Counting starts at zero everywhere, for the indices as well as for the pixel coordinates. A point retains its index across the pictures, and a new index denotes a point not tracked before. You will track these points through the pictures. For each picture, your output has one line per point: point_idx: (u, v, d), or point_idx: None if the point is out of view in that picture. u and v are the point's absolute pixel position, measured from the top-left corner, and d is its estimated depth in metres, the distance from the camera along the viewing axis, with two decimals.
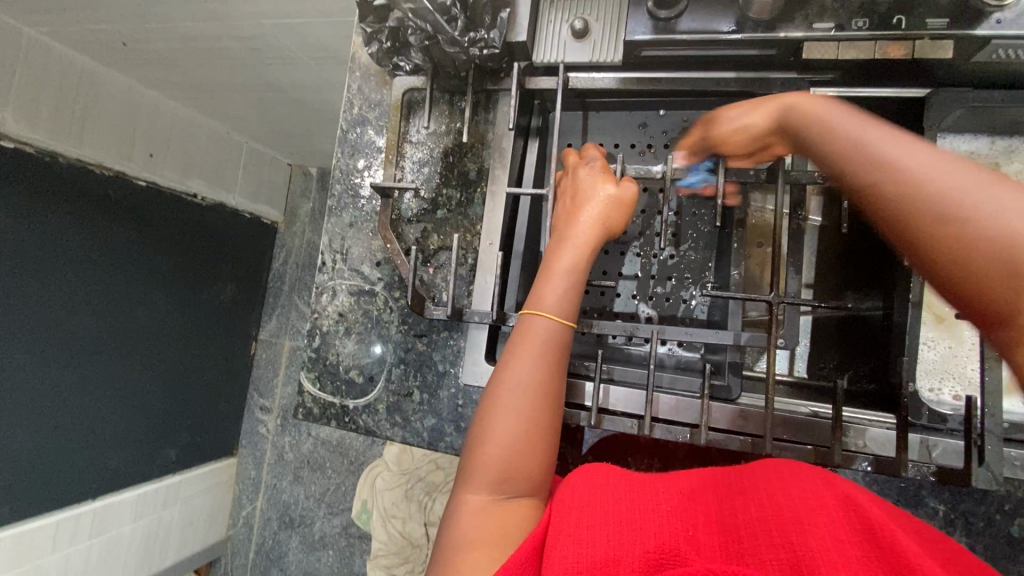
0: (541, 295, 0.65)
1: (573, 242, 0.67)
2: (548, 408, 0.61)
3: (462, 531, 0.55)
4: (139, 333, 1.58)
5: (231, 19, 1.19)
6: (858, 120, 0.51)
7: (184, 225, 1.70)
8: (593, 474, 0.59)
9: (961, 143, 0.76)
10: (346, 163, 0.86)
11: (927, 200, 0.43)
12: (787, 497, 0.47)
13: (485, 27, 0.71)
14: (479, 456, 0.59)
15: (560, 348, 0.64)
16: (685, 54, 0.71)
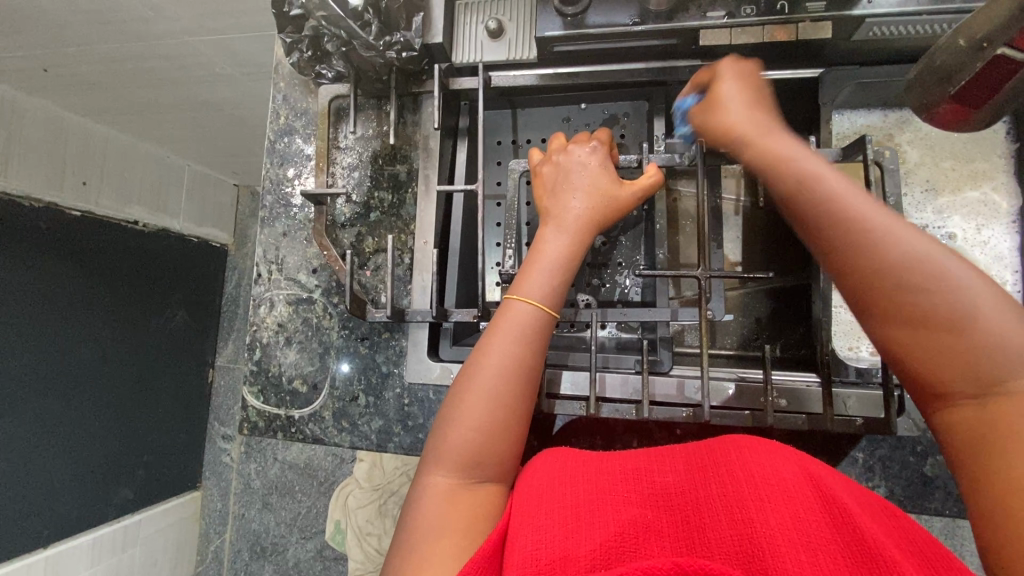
0: (527, 282, 0.66)
1: (564, 227, 0.67)
2: (524, 397, 0.62)
3: (427, 514, 0.55)
4: (82, 368, 1.51)
5: (156, 38, 1.17)
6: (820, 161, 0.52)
7: (125, 252, 1.64)
8: (556, 462, 0.60)
9: (858, 117, 0.82)
10: (276, 173, 0.85)
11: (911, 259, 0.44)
12: (748, 473, 0.48)
13: (402, 31, 0.73)
14: (451, 437, 0.59)
15: (539, 334, 0.64)
16: (594, 48, 0.74)
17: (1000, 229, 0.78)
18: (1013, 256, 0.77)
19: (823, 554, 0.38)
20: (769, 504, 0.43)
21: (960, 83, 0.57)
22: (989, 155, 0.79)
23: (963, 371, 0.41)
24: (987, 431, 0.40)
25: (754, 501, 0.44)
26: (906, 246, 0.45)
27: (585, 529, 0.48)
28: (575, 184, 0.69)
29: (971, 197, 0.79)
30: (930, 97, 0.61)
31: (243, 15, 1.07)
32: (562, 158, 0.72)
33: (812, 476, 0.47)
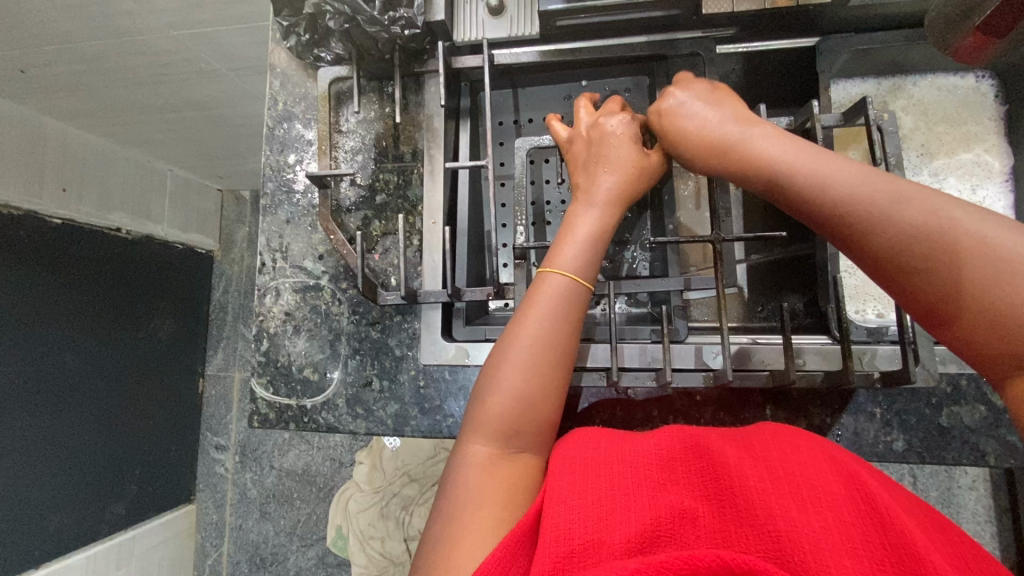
0: (560, 255, 0.65)
1: (594, 201, 0.67)
2: (562, 371, 0.62)
3: (466, 483, 0.55)
4: (65, 381, 1.45)
5: (140, 34, 1.14)
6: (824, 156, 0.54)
7: (109, 260, 1.59)
8: (590, 440, 0.59)
9: (853, 87, 0.84)
10: (276, 160, 0.84)
11: (929, 229, 0.48)
12: (793, 466, 0.47)
13: (405, 7, 0.72)
14: (490, 406, 0.59)
15: (575, 306, 0.63)
16: (597, 21, 0.74)
17: (994, 188, 0.80)
18: (1008, 214, 0.80)
19: (872, 558, 0.39)
20: (812, 505, 0.43)
21: (987, 11, 0.56)
22: (980, 118, 0.82)
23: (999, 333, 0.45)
24: None
25: (797, 497, 0.44)
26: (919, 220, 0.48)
27: (620, 515, 0.48)
28: (606, 158, 0.68)
29: (965, 159, 0.81)
30: (958, 39, 0.61)
31: (230, 7, 1.05)
32: (594, 132, 0.70)
33: (850, 471, 0.47)
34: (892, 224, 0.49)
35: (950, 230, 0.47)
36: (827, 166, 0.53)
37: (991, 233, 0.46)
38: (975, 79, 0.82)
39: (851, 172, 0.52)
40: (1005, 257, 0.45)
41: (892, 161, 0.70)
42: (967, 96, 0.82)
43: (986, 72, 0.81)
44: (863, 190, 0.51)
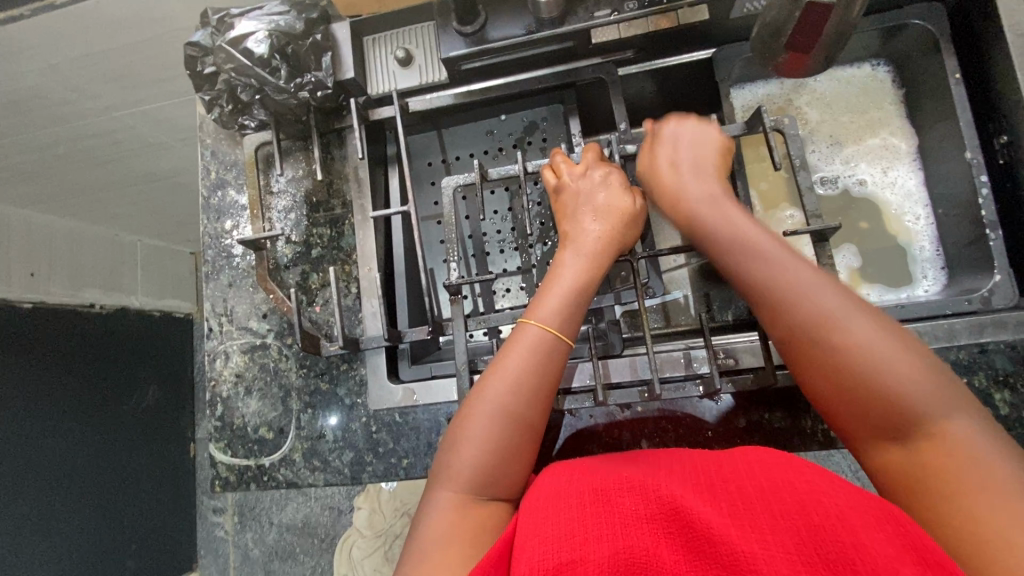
0: (542, 306, 0.66)
1: (577, 246, 0.70)
2: (540, 424, 0.63)
3: (433, 530, 0.56)
4: (50, 465, 1.41)
5: (84, 118, 1.18)
6: (775, 247, 0.59)
7: (86, 336, 1.57)
8: (564, 476, 0.56)
9: (757, 89, 0.88)
10: (213, 227, 0.86)
11: (856, 348, 0.52)
12: (763, 493, 0.46)
13: (312, 72, 0.76)
14: (462, 456, 0.60)
15: (556, 359, 0.64)
16: (499, 60, 0.79)
17: (904, 168, 0.83)
18: (921, 191, 0.82)
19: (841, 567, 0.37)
20: (786, 523, 0.42)
21: (788, 32, 0.66)
22: (881, 104, 0.85)
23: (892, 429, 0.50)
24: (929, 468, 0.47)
25: (769, 524, 0.42)
26: (841, 319, 0.53)
27: (595, 541, 0.44)
28: (594, 208, 0.71)
29: (873, 144, 0.85)
30: (777, 63, 0.70)
31: (163, 85, 1.08)
32: (579, 181, 0.73)
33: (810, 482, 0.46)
34: (837, 322, 0.53)
35: (880, 373, 0.50)
36: (789, 270, 0.57)
37: (905, 370, 0.50)
38: (871, 68, 0.86)
39: (805, 278, 0.56)
40: (906, 389, 0.49)
41: (797, 162, 0.72)
42: (866, 84, 0.86)
43: (881, 60, 0.85)
44: (823, 296, 0.55)
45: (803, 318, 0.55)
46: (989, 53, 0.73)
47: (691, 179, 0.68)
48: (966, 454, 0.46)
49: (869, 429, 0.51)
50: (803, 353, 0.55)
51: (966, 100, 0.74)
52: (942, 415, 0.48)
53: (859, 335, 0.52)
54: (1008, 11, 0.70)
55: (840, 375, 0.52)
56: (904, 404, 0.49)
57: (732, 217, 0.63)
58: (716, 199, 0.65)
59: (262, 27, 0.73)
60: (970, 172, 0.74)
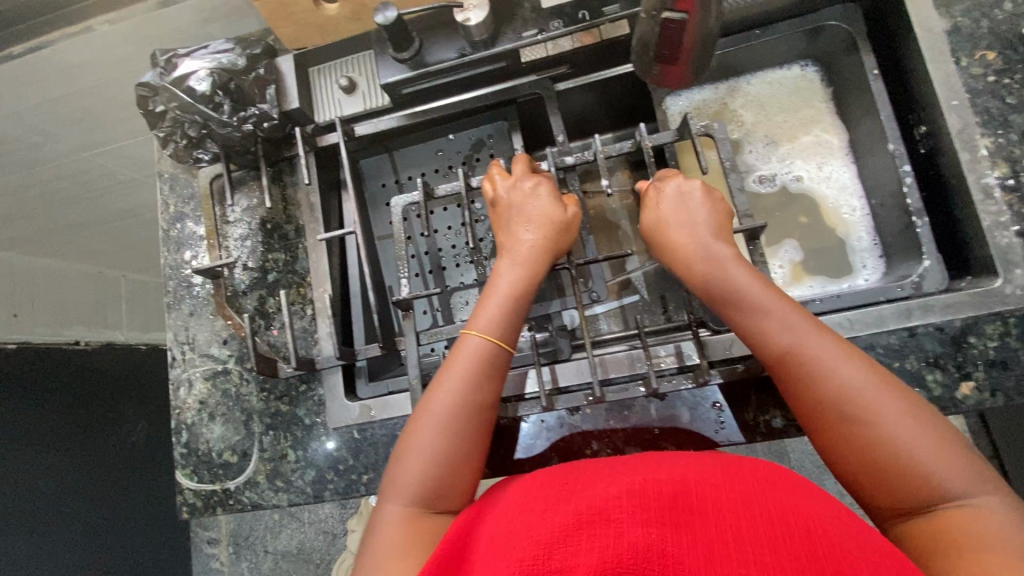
0: (481, 315, 0.68)
1: (512, 255, 0.72)
2: (484, 432, 0.64)
3: (382, 545, 0.57)
4: (43, 501, 1.38)
5: (53, 159, 1.20)
6: (785, 308, 0.58)
7: (74, 372, 1.56)
8: (537, 486, 0.52)
9: (693, 95, 0.91)
10: (174, 258, 0.89)
11: (871, 417, 0.51)
12: (754, 506, 0.43)
13: (257, 105, 0.79)
14: (409, 467, 0.61)
15: (493, 365, 0.66)
16: (438, 83, 0.81)
17: (838, 163, 0.86)
18: (855, 184, 0.85)
19: None
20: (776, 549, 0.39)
21: (654, 46, 0.67)
22: (812, 102, 0.88)
23: (909, 493, 0.48)
24: (943, 536, 0.46)
25: (767, 541, 0.40)
26: (846, 385, 0.53)
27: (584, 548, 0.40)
28: (526, 218, 0.73)
29: (807, 142, 0.87)
30: (648, 69, 0.71)
31: (126, 123, 1.11)
32: (513, 193, 0.76)
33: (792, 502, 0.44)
34: (843, 387, 0.53)
35: (896, 448, 0.49)
36: (800, 335, 0.56)
37: (910, 437, 0.49)
38: (800, 69, 0.89)
39: (824, 351, 0.55)
40: (915, 460, 0.49)
41: (728, 164, 0.73)
42: (796, 84, 0.89)
43: (809, 60, 0.88)
44: (836, 368, 0.54)
45: (825, 392, 0.53)
46: (902, 49, 0.75)
47: (688, 228, 0.67)
48: (985, 525, 0.45)
49: (888, 497, 0.49)
50: (833, 429, 0.53)
51: (885, 94, 0.77)
52: (968, 493, 0.47)
53: (880, 415, 0.51)
54: (916, 7, 0.72)
55: (853, 443, 0.51)
56: (918, 477, 0.48)
57: (731, 272, 0.62)
58: (711, 250, 0.64)
59: (205, 66, 0.77)
60: (894, 163, 0.76)
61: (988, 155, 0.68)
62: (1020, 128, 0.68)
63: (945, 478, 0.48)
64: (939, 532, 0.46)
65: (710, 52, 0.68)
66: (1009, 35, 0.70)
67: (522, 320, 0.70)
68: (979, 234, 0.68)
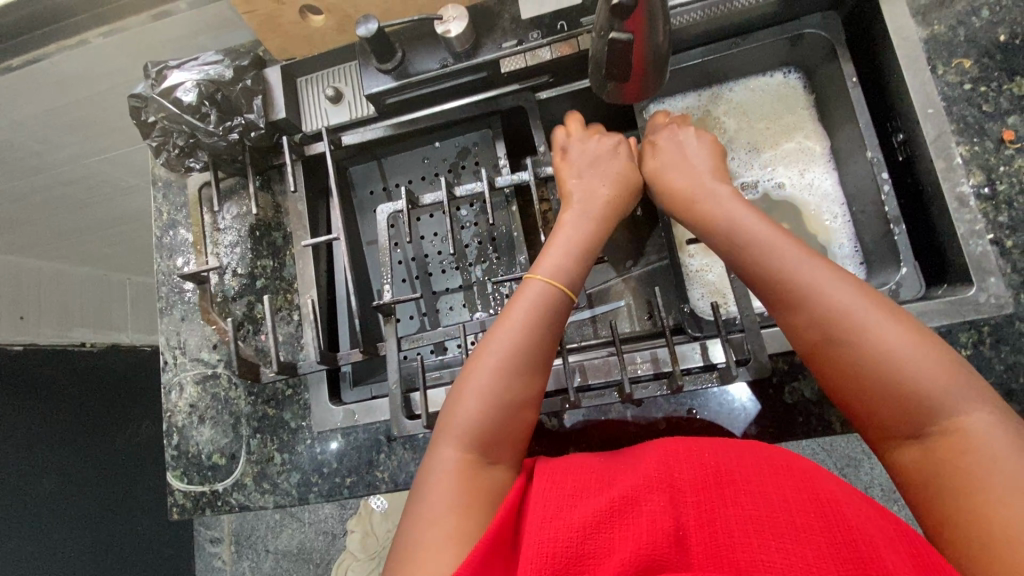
0: (546, 260, 0.67)
1: (576, 205, 0.72)
2: (540, 383, 0.62)
3: (435, 490, 0.55)
4: (47, 499, 1.41)
5: (55, 167, 1.23)
6: (771, 232, 0.60)
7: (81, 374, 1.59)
8: (563, 472, 0.56)
9: (676, 102, 0.92)
10: (166, 265, 0.91)
11: (858, 334, 0.52)
12: (777, 491, 0.47)
13: (242, 115, 0.81)
14: (467, 408, 0.60)
15: (555, 317, 0.64)
16: (420, 93, 0.82)
17: (820, 170, 0.86)
18: (836, 191, 0.85)
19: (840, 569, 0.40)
20: (794, 527, 0.44)
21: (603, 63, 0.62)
22: (795, 109, 0.88)
23: (901, 408, 0.49)
24: (943, 456, 0.47)
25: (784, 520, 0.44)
26: (837, 301, 0.54)
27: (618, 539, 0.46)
28: (593, 167, 0.75)
29: (789, 148, 0.88)
30: (600, 83, 0.66)
31: (124, 132, 1.14)
32: (582, 142, 0.77)
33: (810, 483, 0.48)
34: (826, 306, 0.54)
35: (888, 361, 0.50)
36: (782, 256, 0.58)
37: (906, 353, 0.50)
38: (783, 76, 0.89)
39: (811, 270, 0.56)
40: (912, 377, 0.49)
41: None
42: (779, 91, 0.89)
43: (792, 68, 0.88)
44: (820, 285, 0.55)
45: (812, 307, 0.55)
46: (880, 57, 0.76)
47: (695, 160, 0.72)
48: (982, 446, 0.45)
49: (881, 416, 0.51)
50: (823, 347, 0.54)
51: (864, 102, 0.77)
52: (959, 409, 0.48)
53: (875, 330, 0.52)
54: (893, 14, 0.73)
55: (840, 357, 0.53)
56: (903, 387, 0.50)
57: (722, 203, 0.66)
58: (705, 187, 0.68)
59: (192, 78, 0.79)
60: (873, 171, 0.76)
61: (964, 163, 0.69)
62: (996, 136, 0.69)
63: (932, 392, 0.49)
64: (935, 454, 0.48)
65: (664, 62, 0.64)
66: (985, 43, 0.71)
67: (586, 268, 0.69)
68: (954, 241, 0.68)
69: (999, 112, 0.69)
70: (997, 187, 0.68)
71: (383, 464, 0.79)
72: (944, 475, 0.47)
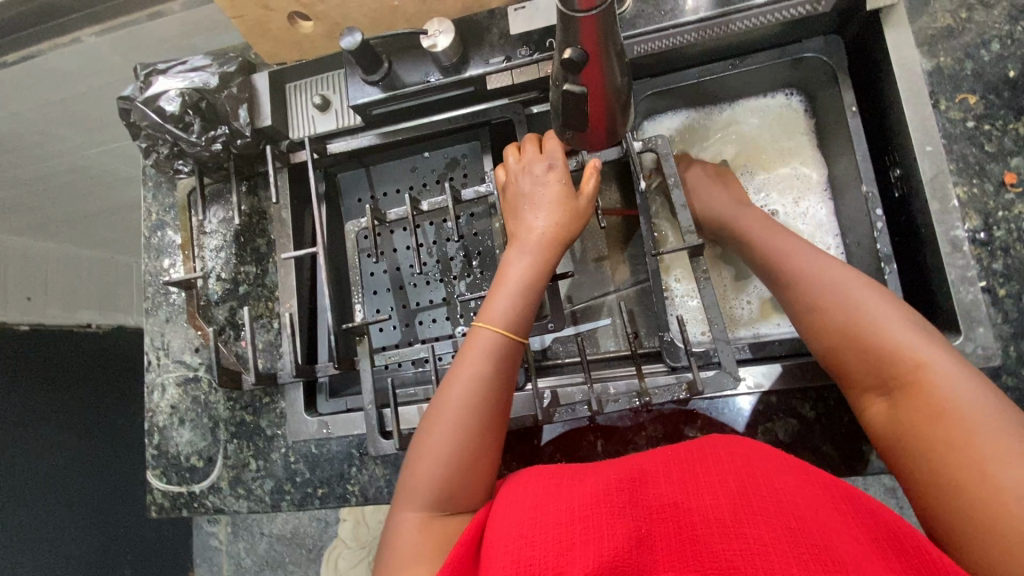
0: (491, 310, 0.65)
1: (523, 246, 0.67)
2: (492, 427, 0.60)
3: (403, 553, 0.53)
4: (48, 475, 1.38)
5: (57, 156, 1.23)
6: (784, 239, 0.68)
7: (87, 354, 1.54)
8: (536, 478, 0.53)
9: (670, 120, 0.89)
10: (153, 265, 0.92)
11: (839, 302, 0.58)
12: (746, 490, 0.45)
13: (227, 123, 0.81)
14: (421, 473, 0.58)
15: (500, 360, 0.62)
16: (407, 105, 0.81)
17: (815, 198, 0.83)
18: (831, 221, 0.82)
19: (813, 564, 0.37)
20: (762, 516, 0.42)
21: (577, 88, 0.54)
22: (794, 133, 0.85)
23: (898, 389, 0.52)
24: (938, 430, 0.47)
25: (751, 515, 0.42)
26: (815, 269, 0.62)
27: (580, 531, 0.43)
28: (535, 203, 0.68)
29: (785, 172, 0.85)
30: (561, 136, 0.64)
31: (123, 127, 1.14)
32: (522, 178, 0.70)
33: (784, 484, 0.45)
34: (804, 278, 0.62)
35: (858, 318, 0.56)
36: (783, 244, 0.67)
37: (889, 325, 0.54)
38: (784, 97, 0.86)
39: (793, 250, 0.66)
40: (894, 344, 0.53)
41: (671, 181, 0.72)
42: (780, 113, 0.86)
43: (794, 89, 0.85)
44: (794, 257, 0.65)
45: (794, 272, 0.64)
46: (881, 86, 0.72)
47: (727, 194, 0.78)
48: (969, 411, 0.47)
49: (884, 397, 0.53)
50: (807, 313, 0.61)
51: (862, 133, 0.74)
52: (943, 380, 0.49)
53: (850, 295, 0.58)
54: (896, 43, 0.69)
55: (832, 327, 0.58)
56: (880, 347, 0.54)
57: (754, 218, 0.73)
58: (744, 214, 0.74)
59: (176, 86, 0.79)
60: (867, 206, 0.73)
61: (960, 206, 0.66)
62: (997, 178, 0.66)
63: (908, 352, 0.52)
64: (921, 431, 0.49)
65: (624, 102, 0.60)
66: (993, 78, 0.68)
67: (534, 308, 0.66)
68: (944, 287, 0.66)
69: (1002, 152, 0.66)
70: (993, 233, 0.65)
71: (354, 478, 0.79)
72: (936, 449, 0.47)
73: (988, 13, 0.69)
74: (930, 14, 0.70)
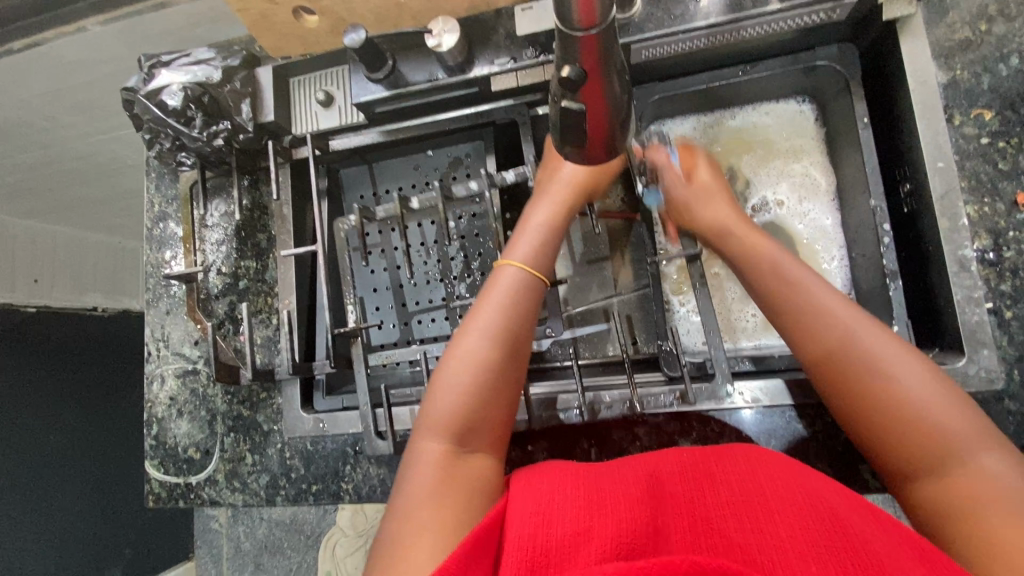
0: (517, 247, 0.67)
1: (550, 196, 0.71)
2: (515, 363, 0.61)
3: (416, 481, 0.53)
4: (49, 459, 1.39)
5: (64, 142, 1.23)
6: (778, 250, 0.63)
7: (93, 339, 1.55)
8: (549, 470, 0.53)
9: (677, 125, 0.88)
10: (155, 257, 0.92)
11: (835, 333, 0.54)
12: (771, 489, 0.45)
13: (230, 119, 0.80)
14: (442, 402, 0.57)
15: (529, 295, 0.64)
16: (411, 103, 0.80)
17: (821, 204, 0.82)
18: (836, 230, 0.81)
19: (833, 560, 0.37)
20: (779, 516, 0.42)
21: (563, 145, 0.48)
22: (803, 140, 0.83)
23: (915, 448, 0.48)
24: (956, 502, 0.45)
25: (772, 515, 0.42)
26: (801, 285, 0.59)
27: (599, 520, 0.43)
28: None
29: (793, 178, 0.83)
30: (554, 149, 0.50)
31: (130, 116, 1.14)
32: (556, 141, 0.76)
33: (810, 488, 0.45)
34: (794, 293, 0.59)
35: (858, 353, 0.53)
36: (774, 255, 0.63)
37: (903, 375, 0.50)
38: (796, 104, 0.84)
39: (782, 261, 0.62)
40: (908, 397, 0.49)
41: None
42: (791, 120, 0.84)
43: (805, 96, 0.83)
44: (787, 267, 0.61)
45: (785, 284, 0.60)
46: (892, 99, 0.71)
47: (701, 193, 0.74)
48: (992, 491, 0.44)
49: (894, 449, 0.49)
50: (797, 331, 0.58)
51: (872, 146, 0.72)
52: (970, 450, 0.46)
53: (842, 326, 0.54)
54: (910, 55, 0.67)
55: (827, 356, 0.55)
56: (893, 396, 0.50)
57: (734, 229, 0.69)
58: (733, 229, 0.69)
59: (178, 80, 0.78)
60: (874, 220, 0.72)
61: (970, 225, 0.65)
62: (1009, 198, 0.65)
63: (918, 401, 0.49)
64: (940, 495, 0.46)
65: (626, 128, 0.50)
66: (1010, 94, 0.66)
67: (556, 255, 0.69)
68: (950, 307, 0.64)
69: (1015, 170, 0.65)
70: (1003, 253, 0.64)
71: (348, 476, 0.80)
72: (951, 513, 0.45)
73: (1008, 26, 0.67)
74: (948, 25, 0.68)
